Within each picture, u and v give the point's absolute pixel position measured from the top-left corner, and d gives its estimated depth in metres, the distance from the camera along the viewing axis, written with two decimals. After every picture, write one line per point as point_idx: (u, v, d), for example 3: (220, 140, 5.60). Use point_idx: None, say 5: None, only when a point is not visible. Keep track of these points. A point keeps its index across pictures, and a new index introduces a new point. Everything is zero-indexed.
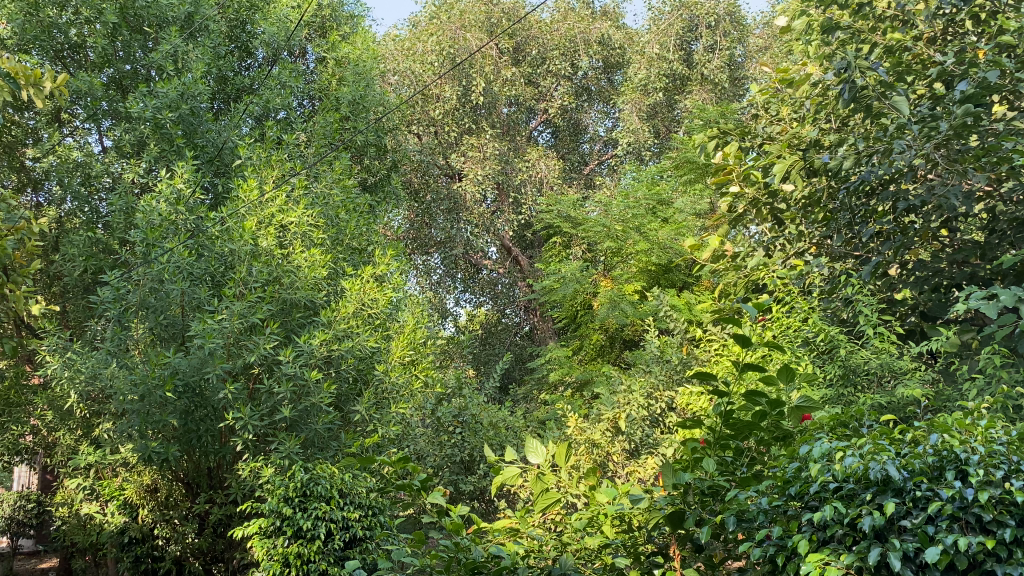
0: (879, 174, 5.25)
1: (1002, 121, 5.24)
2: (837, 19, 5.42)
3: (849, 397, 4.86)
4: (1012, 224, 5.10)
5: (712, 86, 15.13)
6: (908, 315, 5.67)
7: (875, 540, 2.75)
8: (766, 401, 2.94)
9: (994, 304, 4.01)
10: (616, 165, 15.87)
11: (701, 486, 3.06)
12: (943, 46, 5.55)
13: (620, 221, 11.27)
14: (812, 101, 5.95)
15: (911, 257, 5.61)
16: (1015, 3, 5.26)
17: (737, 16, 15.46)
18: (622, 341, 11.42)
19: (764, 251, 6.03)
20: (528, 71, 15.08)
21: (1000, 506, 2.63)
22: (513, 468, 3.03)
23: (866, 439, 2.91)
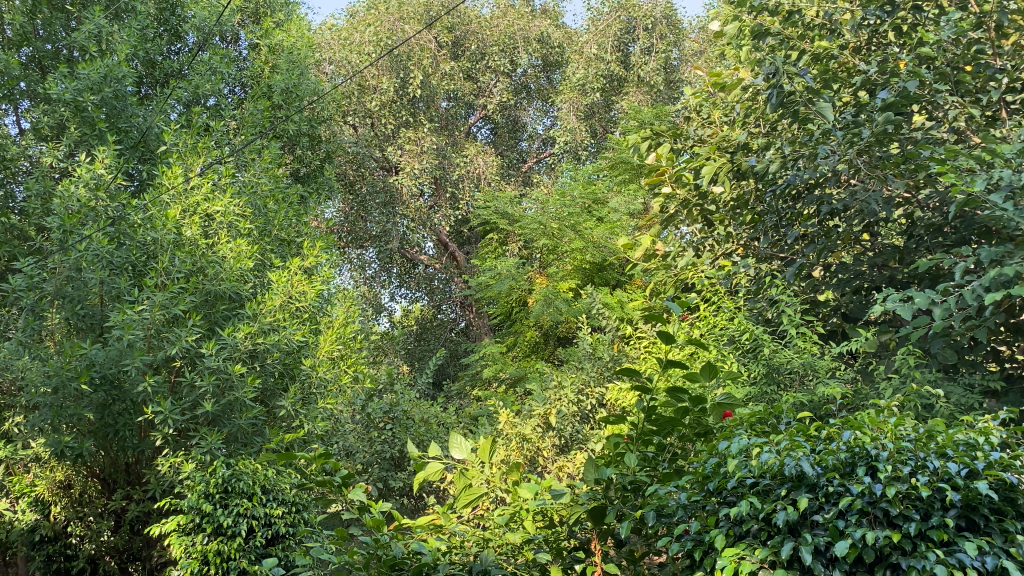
0: (804, 178, 5.39)
1: (920, 130, 5.43)
2: (766, 26, 5.55)
3: (771, 395, 4.91)
4: (928, 230, 5.31)
5: (648, 88, 15.30)
6: (830, 317, 5.79)
7: (788, 534, 2.81)
8: (689, 398, 3.03)
9: (909, 306, 4.30)
10: (553, 163, 15.97)
11: (622, 482, 3.14)
12: (867, 55, 5.72)
13: (555, 219, 11.34)
14: (742, 105, 6.07)
15: (834, 260, 5.77)
16: (935, 16, 5.44)
17: (673, 19, 15.67)
18: (556, 338, 11.48)
19: (694, 251, 6.14)
20: (466, 66, 14.98)
21: (906, 501, 2.72)
22: (436, 464, 3.01)
23: (783, 435, 2.99)
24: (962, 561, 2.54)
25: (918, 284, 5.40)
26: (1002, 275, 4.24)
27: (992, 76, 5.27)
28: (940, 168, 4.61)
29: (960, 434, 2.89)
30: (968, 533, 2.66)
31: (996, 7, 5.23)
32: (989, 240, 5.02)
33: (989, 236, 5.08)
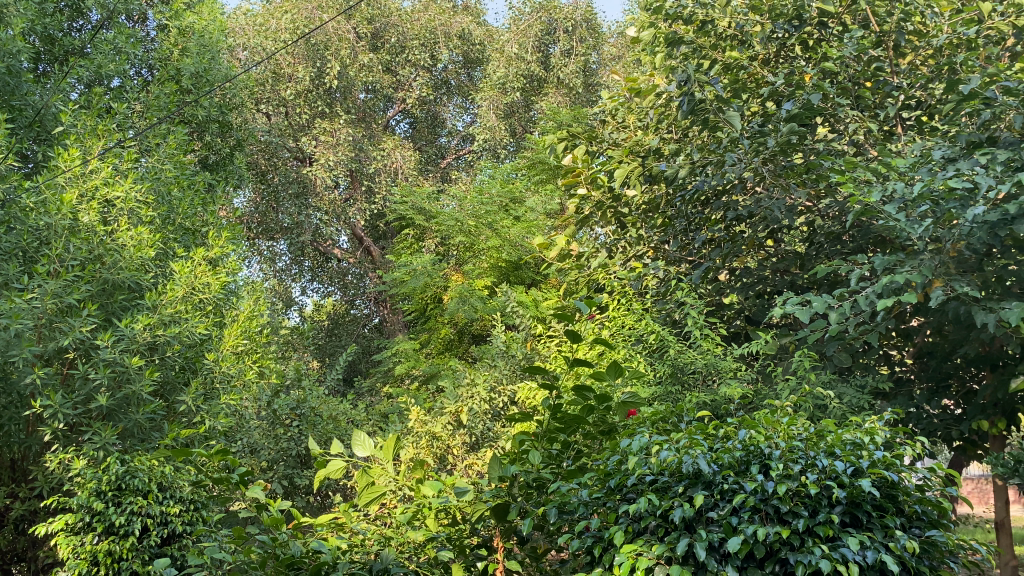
0: (712, 183, 5.54)
1: (822, 142, 5.66)
2: (681, 34, 5.69)
3: (676, 396, 4.94)
4: (827, 238, 5.54)
5: (567, 90, 15.45)
6: (733, 320, 5.90)
7: (684, 530, 2.88)
8: (595, 395, 3.13)
9: (806, 310, 4.51)
10: (472, 160, 15.98)
11: (526, 479, 3.19)
12: (775, 68, 5.92)
13: (473, 217, 11.30)
14: (655, 111, 6.20)
15: (738, 264, 5.95)
16: (839, 33, 5.67)
17: (593, 23, 15.85)
18: (470, 335, 11.43)
19: (607, 252, 6.36)
20: (386, 59, 14.73)
21: (796, 498, 2.82)
22: (338, 461, 2.99)
23: (682, 434, 3.06)
24: (846, 555, 2.65)
25: (816, 290, 5.63)
26: (892, 282, 4.46)
27: (889, 93, 5.53)
28: (839, 178, 4.81)
29: (847, 434, 3.02)
30: (851, 529, 2.79)
31: (895, 27, 5.49)
32: (882, 249, 5.34)
33: (882, 247, 5.39)
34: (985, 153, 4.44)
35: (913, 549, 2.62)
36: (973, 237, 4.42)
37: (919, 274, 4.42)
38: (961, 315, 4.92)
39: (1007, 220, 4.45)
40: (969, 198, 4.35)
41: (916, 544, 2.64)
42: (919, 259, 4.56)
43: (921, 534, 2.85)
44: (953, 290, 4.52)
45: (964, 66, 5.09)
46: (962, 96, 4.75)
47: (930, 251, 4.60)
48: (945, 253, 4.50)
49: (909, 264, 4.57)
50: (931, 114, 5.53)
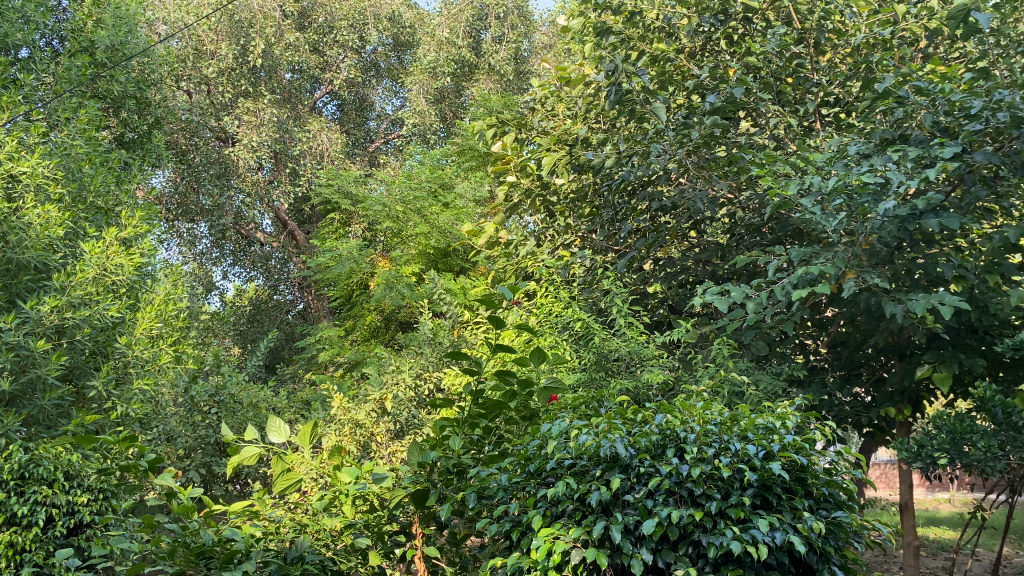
0: (638, 174, 5.56)
1: (744, 136, 5.80)
2: (610, 24, 5.72)
3: (600, 382, 4.90)
4: (747, 229, 5.67)
5: (497, 77, 15.39)
6: (657, 308, 5.97)
7: (601, 514, 2.92)
8: (517, 380, 3.23)
9: (725, 299, 4.63)
10: (401, 145, 15.82)
11: (446, 464, 3.31)
12: (701, 62, 6.01)
13: (401, 202, 11.18)
14: (583, 100, 6.23)
15: (662, 254, 6.06)
16: (763, 28, 5.79)
17: (524, 11, 15.77)
18: (397, 323, 11.26)
19: (535, 241, 6.44)
20: (313, 38, 14.48)
21: (709, 481, 2.88)
22: (252, 449, 3.01)
23: (601, 419, 3.10)
24: (755, 537, 2.72)
25: (736, 280, 5.78)
26: (808, 273, 4.59)
27: (809, 89, 5.68)
28: (759, 171, 4.92)
29: (760, 419, 3.10)
30: (761, 511, 2.86)
31: (816, 25, 5.64)
32: (799, 241, 5.50)
33: (798, 239, 5.55)
34: (896, 150, 4.60)
35: (819, 530, 2.70)
36: (884, 231, 4.59)
37: (833, 265, 4.56)
38: (872, 306, 5.10)
39: (915, 215, 4.63)
40: (881, 193, 4.50)
41: (822, 525, 2.73)
42: (833, 251, 4.70)
43: (828, 515, 2.95)
44: (864, 282, 4.68)
45: (879, 65, 5.26)
46: (877, 94, 4.91)
47: (844, 244, 4.75)
48: (858, 245, 4.65)
49: (824, 256, 4.71)
50: (848, 112, 5.72)
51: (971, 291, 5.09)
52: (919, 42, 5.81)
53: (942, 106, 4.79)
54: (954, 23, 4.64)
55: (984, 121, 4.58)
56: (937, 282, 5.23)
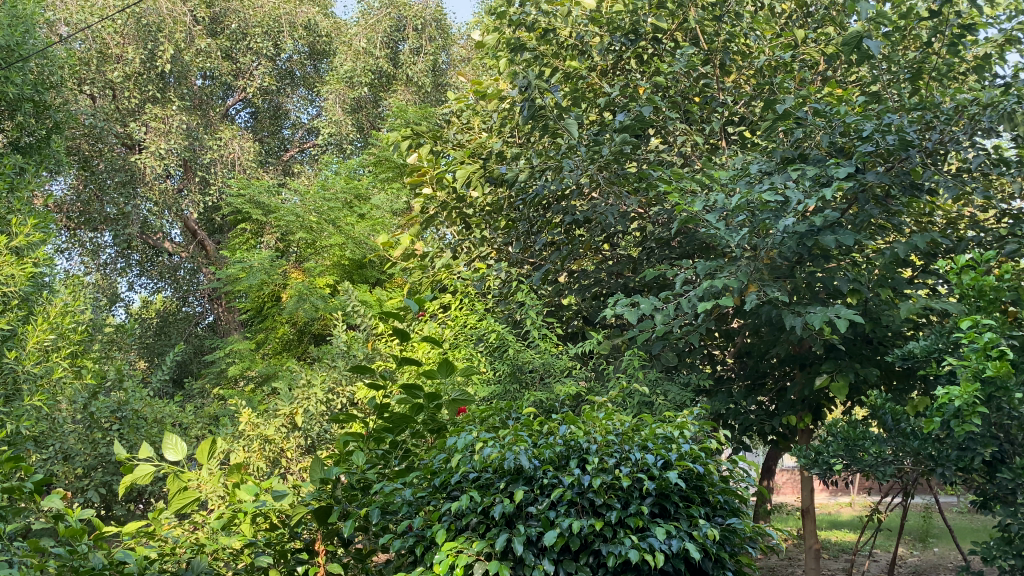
0: (551, 189, 5.63)
1: (654, 152, 5.96)
2: (524, 41, 5.80)
3: (514, 394, 4.86)
4: (658, 243, 5.82)
5: (415, 88, 15.32)
6: (572, 320, 6.14)
7: (504, 526, 2.93)
8: (424, 394, 3.34)
9: (634, 311, 4.73)
10: (317, 154, 15.70)
11: (350, 479, 3.41)
12: (613, 80, 6.13)
13: (315, 213, 11.13)
14: (498, 115, 6.28)
15: (576, 267, 6.17)
16: (672, 49, 5.96)
17: (443, 23, 15.82)
18: (310, 335, 11.02)
19: (451, 253, 6.45)
20: (225, 45, 14.16)
21: (611, 491, 2.94)
22: (144, 468, 3.15)
23: (508, 431, 3.14)
24: (653, 545, 2.77)
25: (647, 293, 5.93)
26: (712, 286, 4.72)
27: (715, 108, 5.86)
28: (666, 187, 5.03)
29: (660, 428, 3.21)
30: (659, 519, 2.94)
31: (721, 47, 5.83)
32: (706, 255, 5.66)
33: (705, 253, 5.73)
34: (796, 169, 4.78)
35: (713, 536, 2.79)
36: (783, 246, 4.76)
37: (736, 279, 4.70)
38: (773, 318, 5.29)
39: (813, 232, 4.81)
40: (781, 210, 4.66)
41: (716, 532, 2.81)
42: (737, 265, 4.86)
43: (723, 522, 3.05)
44: (765, 295, 4.85)
45: (780, 87, 5.47)
46: (777, 115, 5.10)
47: (747, 258, 4.91)
48: (759, 259, 4.81)
49: (728, 270, 4.86)
50: (752, 131, 5.93)
51: (865, 303, 5.35)
52: (819, 65, 6.08)
53: (838, 127, 5.01)
54: (849, 49, 4.87)
55: (876, 143, 4.81)
56: (834, 296, 5.46)
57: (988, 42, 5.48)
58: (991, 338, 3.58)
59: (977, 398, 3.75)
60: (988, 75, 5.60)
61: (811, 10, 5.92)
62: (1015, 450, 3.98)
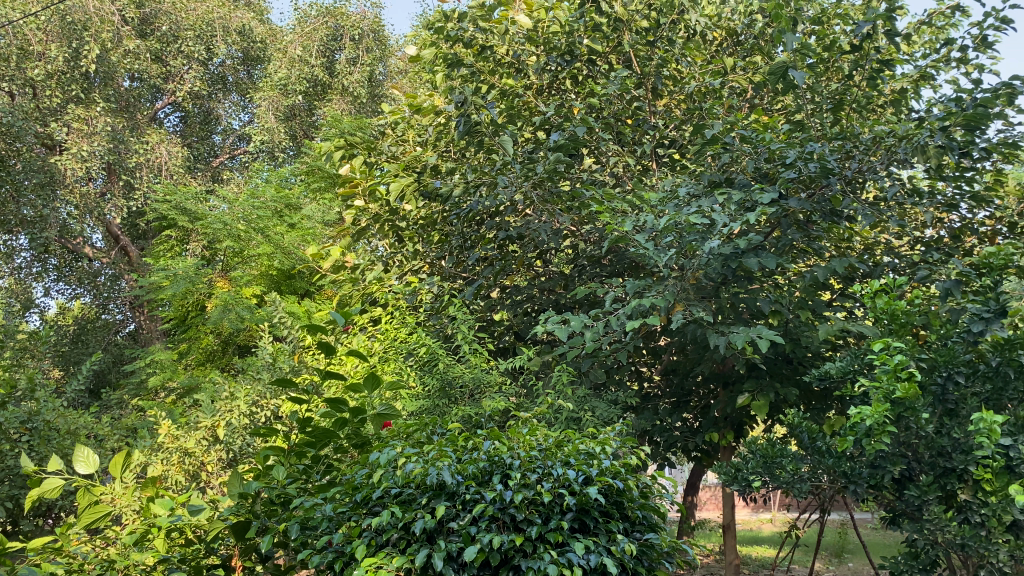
0: (485, 205, 5.63)
1: (587, 172, 6.04)
2: (460, 57, 5.77)
3: (443, 409, 4.83)
4: (589, 261, 5.91)
5: (351, 98, 15.23)
6: (503, 336, 6.20)
7: (425, 542, 2.93)
8: (348, 409, 3.33)
9: (565, 328, 4.78)
10: (247, 162, 15.57)
11: (270, 494, 3.36)
12: (548, 99, 6.20)
13: (243, 220, 10.84)
14: (434, 128, 6.28)
15: (508, 282, 6.21)
16: (606, 71, 6.06)
17: (381, 35, 15.81)
18: (235, 346, 10.77)
19: (383, 266, 6.45)
20: (155, 47, 13.81)
21: (532, 506, 2.96)
22: (53, 481, 3.04)
23: (431, 447, 3.15)
24: (572, 560, 2.80)
25: (577, 310, 6.01)
26: (640, 305, 4.80)
27: (647, 131, 6.01)
28: (598, 206, 5.10)
29: (582, 444, 3.26)
30: (579, 534, 2.98)
31: (654, 72, 5.89)
32: (636, 274, 5.76)
33: (635, 272, 5.83)
34: (722, 193, 4.89)
35: (630, 551, 2.84)
36: (709, 267, 4.87)
37: (663, 299, 4.80)
38: (698, 337, 5.42)
39: (737, 254, 4.95)
40: (707, 232, 4.78)
41: (633, 547, 2.87)
42: (664, 285, 4.96)
43: (641, 537, 3.11)
44: (691, 315, 4.97)
45: (709, 113, 5.61)
46: (706, 139, 5.23)
47: (674, 278, 5.02)
48: (686, 279, 4.92)
49: (655, 289, 4.96)
50: (682, 154, 6.08)
51: (786, 324, 5.53)
52: (746, 93, 6.28)
53: (763, 153, 5.16)
54: (775, 79, 5.01)
55: (798, 170, 4.97)
56: (756, 317, 5.62)
57: (904, 77, 5.75)
58: (901, 359, 3.77)
59: (887, 418, 3.90)
60: (903, 109, 5.87)
61: (740, 39, 6.12)
62: (923, 467, 4.04)
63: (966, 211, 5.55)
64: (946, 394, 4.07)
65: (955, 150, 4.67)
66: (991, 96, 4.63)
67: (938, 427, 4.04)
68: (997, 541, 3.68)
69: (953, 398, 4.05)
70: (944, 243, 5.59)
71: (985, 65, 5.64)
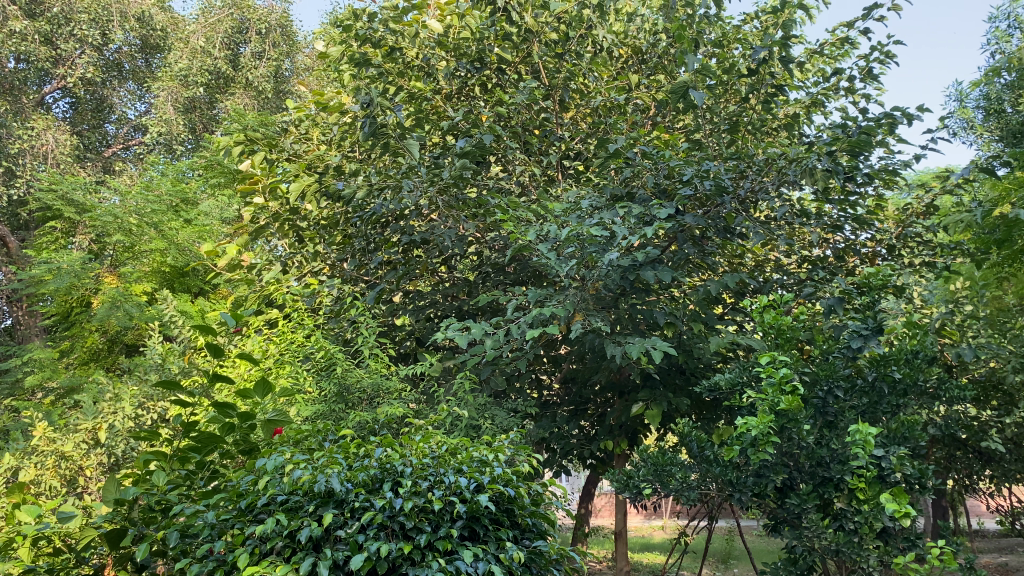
0: (388, 208, 5.55)
1: (493, 179, 6.07)
2: (368, 57, 5.68)
3: (340, 414, 4.62)
4: (493, 268, 5.92)
5: (255, 93, 14.85)
6: (404, 341, 6.16)
7: (310, 550, 2.87)
8: (236, 414, 3.24)
9: (466, 335, 4.76)
10: (142, 153, 14.99)
11: (148, 501, 3.22)
12: (456, 105, 6.19)
13: (136, 215, 10.53)
14: (339, 128, 6.17)
15: (411, 287, 6.17)
16: (515, 80, 6.10)
17: (288, 30, 15.52)
18: (122, 346, 10.31)
19: (281, 266, 6.33)
20: (44, 28, 13.12)
21: (422, 515, 2.95)
22: None
23: (321, 453, 3.12)
24: (460, 568, 2.80)
25: (479, 317, 6.02)
26: (541, 314, 4.83)
27: (553, 142, 6.09)
28: (502, 214, 5.10)
29: (475, 451, 3.29)
30: (467, 542, 2.98)
31: (562, 83, 6.02)
32: (538, 283, 5.80)
33: (538, 280, 5.86)
34: (624, 207, 4.97)
35: (518, 559, 2.86)
36: (608, 278, 4.95)
37: (563, 308, 4.84)
38: (596, 346, 5.50)
39: (635, 266, 5.04)
40: (608, 244, 4.85)
41: (521, 554, 2.89)
42: (564, 295, 5.01)
43: (530, 545, 3.15)
44: (590, 324, 5.04)
45: (614, 128, 5.73)
46: (610, 153, 5.34)
47: (575, 288, 5.06)
48: (586, 289, 4.98)
49: (556, 298, 5.00)
50: (587, 166, 6.19)
51: (680, 336, 5.67)
52: (649, 110, 6.44)
53: (663, 169, 5.29)
54: (676, 97, 5.12)
55: (695, 187, 5.11)
56: (653, 328, 5.74)
57: (797, 102, 6.03)
58: (785, 373, 3.92)
59: (771, 429, 4.06)
60: (795, 133, 6.15)
61: (645, 58, 6.27)
62: (803, 477, 4.17)
63: (850, 232, 5.86)
64: (827, 406, 4.25)
65: (841, 175, 4.92)
66: (874, 125, 4.90)
67: (818, 439, 4.20)
68: (868, 547, 3.86)
69: (832, 409, 4.23)
70: (829, 262, 5.88)
71: (871, 95, 5.97)
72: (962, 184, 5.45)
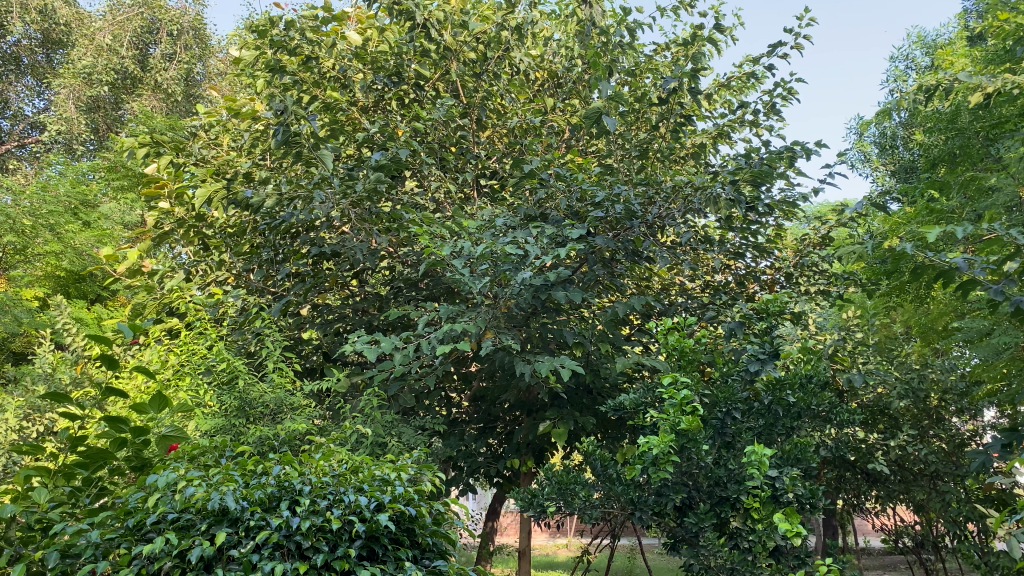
0: (298, 218, 5.43)
1: (407, 193, 6.04)
2: (283, 63, 5.53)
3: (239, 429, 4.46)
4: (405, 283, 5.89)
5: (164, 95, 14.37)
6: (311, 354, 6.06)
7: (201, 570, 2.80)
8: (129, 429, 3.11)
9: (374, 349, 4.67)
10: (40, 151, 14.40)
11: (27, 520, 3.05)
12: (372, 118, 6.15)
13: (30, 215, 9.85)
14: (251, 134, 6.03)
15: (320, 300, 6.07)
16: (433, 97, 6.10)
17: (201, 33, 15.02)
18: (10, 352, 9.92)
19: (184, 274, 6.13)
20: None
21: (319, 534, 2.90)
22: None
23: (217, 470, 3.03)
24: None
25: (389, 332, 5.97)
26: (452, 330, 4.79)
27: (469, 160, 6.11)
28: (417, 229, 5.05)
29: (378, 470, 3.25)
30: (366, 562, 2.95)
31: (479, 103, 6.08)
32: (450, 300, 5.77)
33: (449, 297, 5.84)
34: (536, 226, 5.02)
35: None
36: (519, 297, 4.97)
37: (474, 325, 4.85)
38: (505, 364, 5.53)
39: (547, 286, 5.09)
40: (520, 263, 4.87)
41: None
42: (476, 311, 5.01)
43: (429, 564, 3.15)
44: (499, 342, 5.05)
45: (529, 148, 5.79)
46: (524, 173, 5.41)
47: (486, 305, 5.07)
48: (497, 307, 5.00)
49: (467, 315, 4.99)
50: (502, 185, 6.23)
51: (588, 356, 5.75)
52: (564, 133, 6.54)
53: (575, 192, 5.40)
54: (589, 122, 5.18)
55: (606, 210, 5.21)
56: (561, 347, 5.82)
57: (705, 132, 6.24)
58: (686, 395, 4.04)
59: (671, 448, 4.14)
60: (703, 161, 6.36)
61: (561, 82, 6.37)
62: (701, 496, 4.26)
63: (751, 260, 6.09)
64: (725, 427, 4.38)
65: (744, 204, 5.07)
66: (777, 158, 5.11)
67: (716, 459, 4.31)
68: (761, 565, 3.94)
69: (730, 430, 4.36)
70: (731, 287, 6.11)
71: (774, 128, 6.23)
72: (855, 217, 5.73)
